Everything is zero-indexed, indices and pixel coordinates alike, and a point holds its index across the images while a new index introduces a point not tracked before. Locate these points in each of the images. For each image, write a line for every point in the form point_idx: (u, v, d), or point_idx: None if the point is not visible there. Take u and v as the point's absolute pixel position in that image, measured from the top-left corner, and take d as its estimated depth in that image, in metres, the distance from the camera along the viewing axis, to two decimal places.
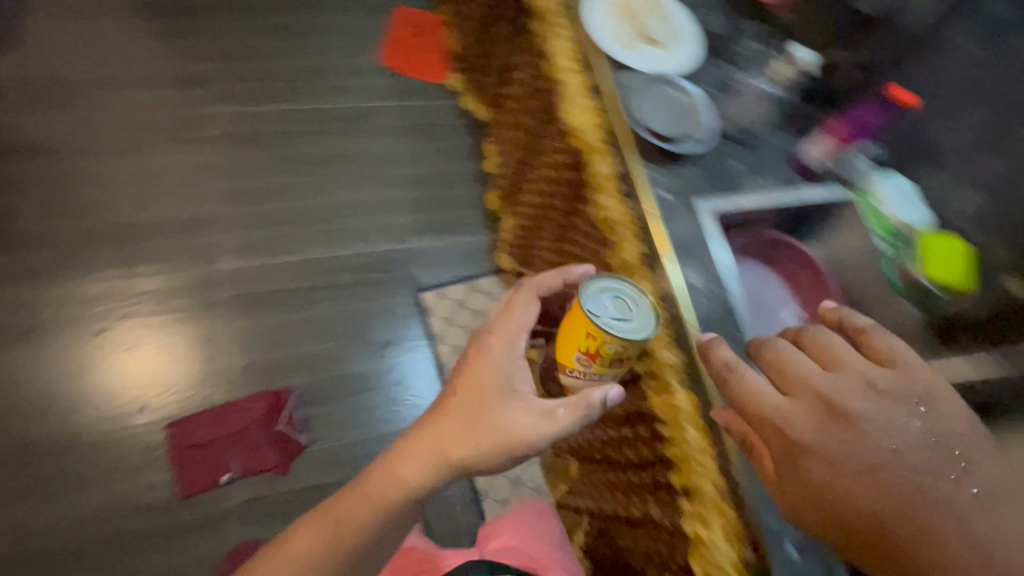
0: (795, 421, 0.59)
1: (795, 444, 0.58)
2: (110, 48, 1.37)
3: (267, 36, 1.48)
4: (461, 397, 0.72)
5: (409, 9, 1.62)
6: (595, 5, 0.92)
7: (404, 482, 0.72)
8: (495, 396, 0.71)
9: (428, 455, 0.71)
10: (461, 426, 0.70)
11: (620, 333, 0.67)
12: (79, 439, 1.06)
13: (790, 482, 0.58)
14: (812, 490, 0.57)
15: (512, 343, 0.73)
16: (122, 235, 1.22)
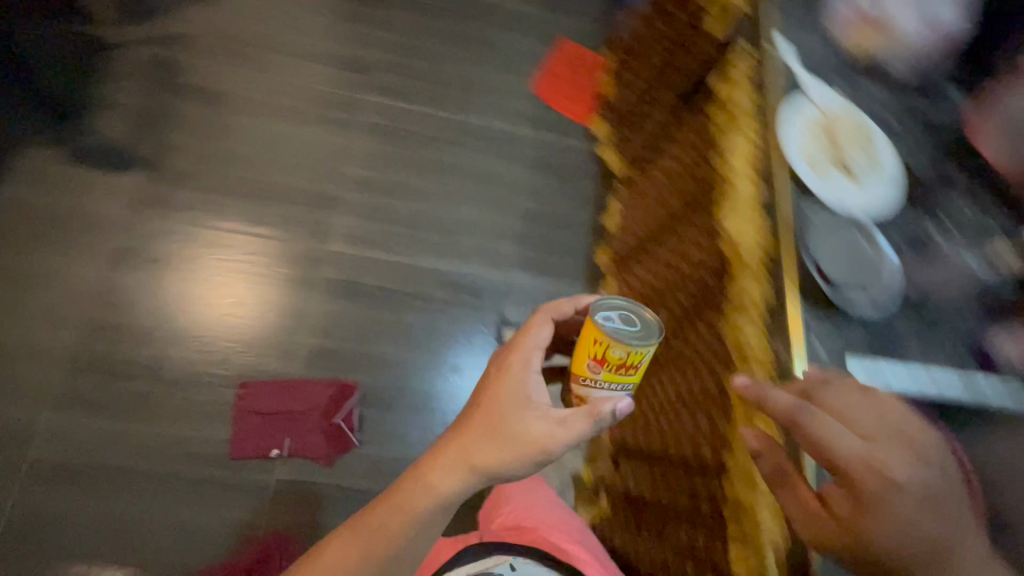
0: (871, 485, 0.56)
1: (868, 481, 0.55)
2: (302, 25, 1.58)
3: (439, 54, 1.65)
4: (482, 408, 0.73)
5: (575, 45, 1.76)
6: (793, 117, 0.83)
7: (434, 488, 0.71)
8: (515, 404, 0.72)
9: (457, 464, 0.71)
10: (483, 434, 0.71)
11: (629, 340, 0.69)
12: (169, 370, 1.22)
13: (861, 514, 0.55)
14: (877, 515, 0.55)
15: (529, 359, 0.76)
16: (272, 193, 1.41)
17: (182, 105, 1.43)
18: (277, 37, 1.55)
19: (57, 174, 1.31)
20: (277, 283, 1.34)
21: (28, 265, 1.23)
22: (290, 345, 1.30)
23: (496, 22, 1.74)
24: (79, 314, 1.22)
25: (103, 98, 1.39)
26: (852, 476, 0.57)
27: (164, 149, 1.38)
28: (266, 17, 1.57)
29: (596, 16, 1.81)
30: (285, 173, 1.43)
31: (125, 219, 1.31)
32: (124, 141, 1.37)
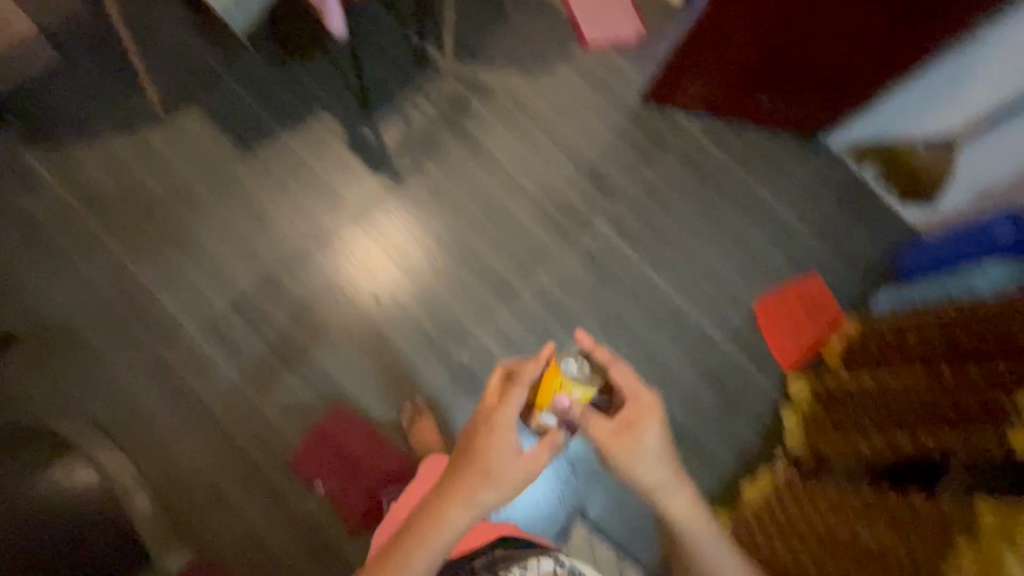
0: (645, 415, 0.86)
1: (641, 405, 0.87)
2: (585, 130, 1.63)
3: (683, 221, 1.61)
4: (478, 457, 0.79)
5: (823, 284, 1.62)
6: None
7: (438, 532, 0.76)
8: (505, 454, 0.79)
9: (462, 502, 0.77)
10: (481, 482, 0.78)
11: (585, 388, 0.85)
12: (296, 354, 1.29)
13: (641, 425, 0.86)
14: (649, 431, 0.86)
15: (511, 421, 0.81)
16: (470, 257, 1.45)
17: (452, 142, 1.52)
18: (560, 128, 1.61)
19: (330, 144, 1.45)
20: (421, 335, 1.36)
21: (262, 203, 1.36)
22: (395, 399, 1.31)
23: (757, 221, 1.65)
24: (268, 266, 1.32)
25: (401, 104, 1.52)
26: (636, 404, 0.86)
27: (414, 170, 1.49)
28: (562, 107, 1.63)
29: (859, 271, 1.65)
30: (491, 246, 1.47)
31: (352, 210, 1.42)
32: (392, 147, 1.49)
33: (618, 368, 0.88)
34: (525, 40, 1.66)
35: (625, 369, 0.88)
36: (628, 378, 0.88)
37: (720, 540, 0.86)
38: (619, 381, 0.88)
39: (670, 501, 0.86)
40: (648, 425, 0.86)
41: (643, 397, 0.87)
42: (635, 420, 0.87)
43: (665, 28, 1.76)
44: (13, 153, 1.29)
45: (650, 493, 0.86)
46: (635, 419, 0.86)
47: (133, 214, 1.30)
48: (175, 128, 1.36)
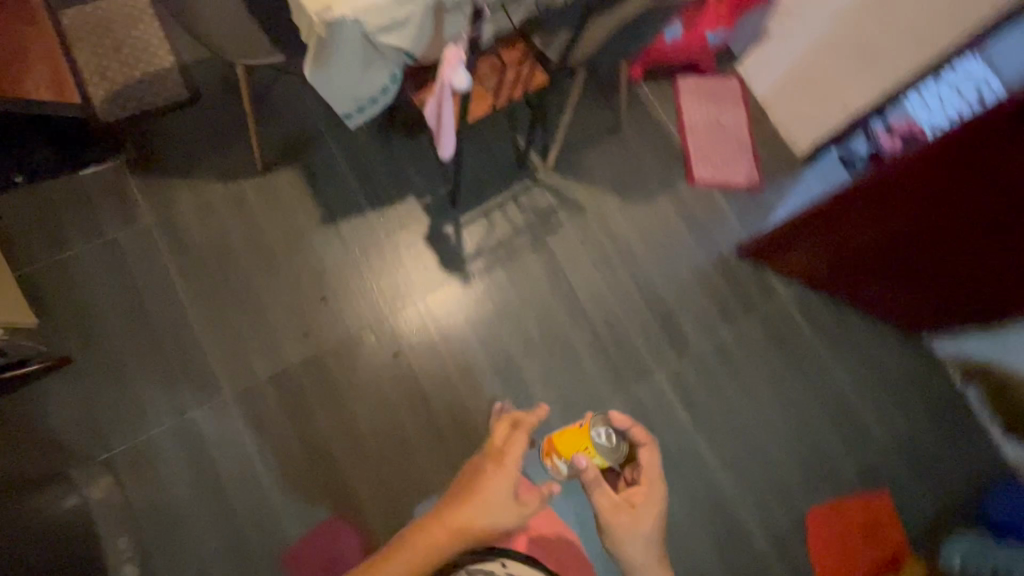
0: (650, 498, 0.89)
1: (649, 487, 0.90)
2: (670, 272, 1.53)
3: (751, 394, 1.48)
4: (481, 490, 0.81)
5: (891, 509, 1.44)
6: None
7: (429, 549, 0.76)
8: (506, 489, 0.81)
9: (457, 526, 0.78)
10: (478, 510, 0.79)
11: (607, 458, 1.01)
12: (318, 444, 1.25)
13: (640, 506, 0.88)
14: (646, 514, 0.88)
15: (519, 454, 0.84)
16: (515, 382, 1.38)
17: (530, 255, 1.47)
18: (644, 265, 1.53)
19: (410, 231, 1.43)
20: (445, 455, 1.30)
21: (329, 278, 1.35)
22: (402, 518, 1.24)
23: (832, 416, 1.49)
24: (318, 344, 1.31)
25: (490, 205, 1.48)
26: (646, 488, 0.90)
27: (484, 276, 1.44)
28: (652, 242, 1.55)
29: (939, 505, 1.46)
30: (539, 376, 1.40)
31: (412, 305, 1.39)
32: (469, 248, 1.45)
33: (647, 449, 0.94)
34: (632, 164, 1.59)
35: (648, 453, 0.94)
36: (651, 461, 0.93)
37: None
38: (642, 461, 0.93)
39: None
40: (651, 512, 0.88)
41: (654, 476, 0.91)
42: (639, 500, 0.89)
43: (780, 184, 1.66)
44: (118, 174, 1.32)
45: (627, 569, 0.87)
46: (639, 501, 0.89)
47: (207, 261, 1.30)
48: (270, 185, 1.38)
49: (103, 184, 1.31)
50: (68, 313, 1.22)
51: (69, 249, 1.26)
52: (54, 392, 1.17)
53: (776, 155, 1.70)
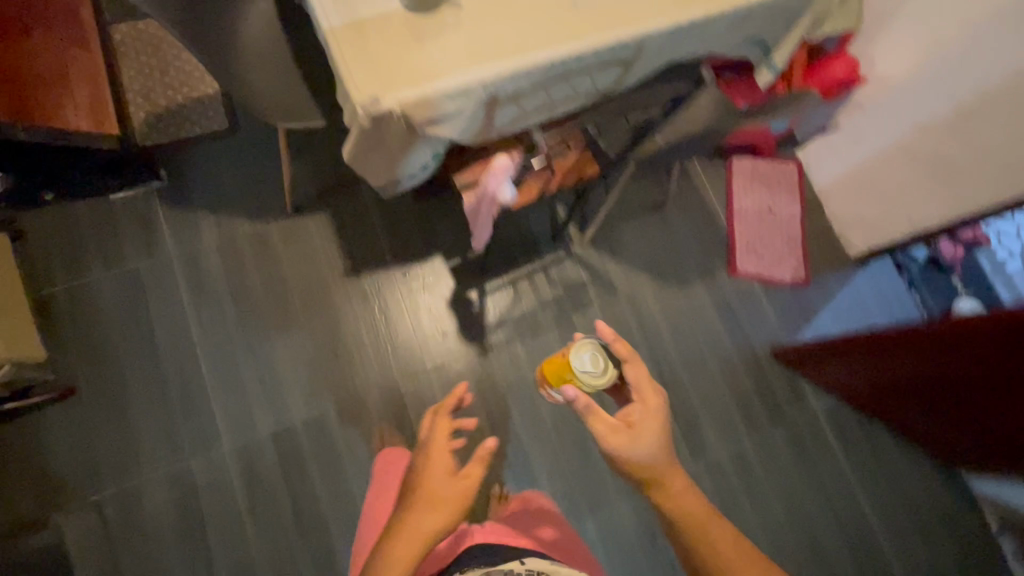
0: (647, 408, 0.80)
1: (644, 398, 0.81)
2: (697, 368, 1.46)
3: (767, 511, 1.40)
4: (433, 455, 0.92)
5: None
6: None
7: (413, 515, 0.84)
8: (446, 475, 0.89)
9: (427, 491, 0.87)
10: (433, 467, 0.90)
11: (593, 383, 0.86)
12: (309, 511, 1.21)
13: (636, 421, 0.80)
14: (644, 430, 0.79)
15: (447, 448, 0.92)
16: (519, 466, 1.33)
17: (552, 331, 1.41)
18: (670, 356, 1.45)
19: (433, 294, 1.38)
20: None
21: (344, 335, 1.31)
22: None
23: (851, 546, 1.40)
24: (323, 403, 1.27)
25: (519, 274, 1.42)
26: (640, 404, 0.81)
27: (503, 351, 1.38)
28: (682, 332, 1.47)
29: None
30: (544, 465, 1.34)
31: (425, 371, 1.33)
32: (491, 318, 1.39)
33: (635, 365, 0.83)
34: (672, 246, 1.51)
35: (637, 366, 0.83)
36: (644, 377, 0.83)
37: (714, 526, 0.73)
38: (630, 379, 0.83)
39: (665, 490, 0.76)
40: (652, 427, 0.79)
41: (645, 382, 0.82)
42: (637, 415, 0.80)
43: (825, 286, 1.57)
44: (147, 203, 1.30)
45: (647, 488, 0.77)
46: (636, 419, 0.80)
47: (224, 303, 1.28)
48: (297, 230, 1.34)
49: (132, 212, 1.29)
50: (78, 342, 1.20)
51: (88, 275, 1.24)
52: (54, 423, 1.16)
53: (825, 252, 1.60)
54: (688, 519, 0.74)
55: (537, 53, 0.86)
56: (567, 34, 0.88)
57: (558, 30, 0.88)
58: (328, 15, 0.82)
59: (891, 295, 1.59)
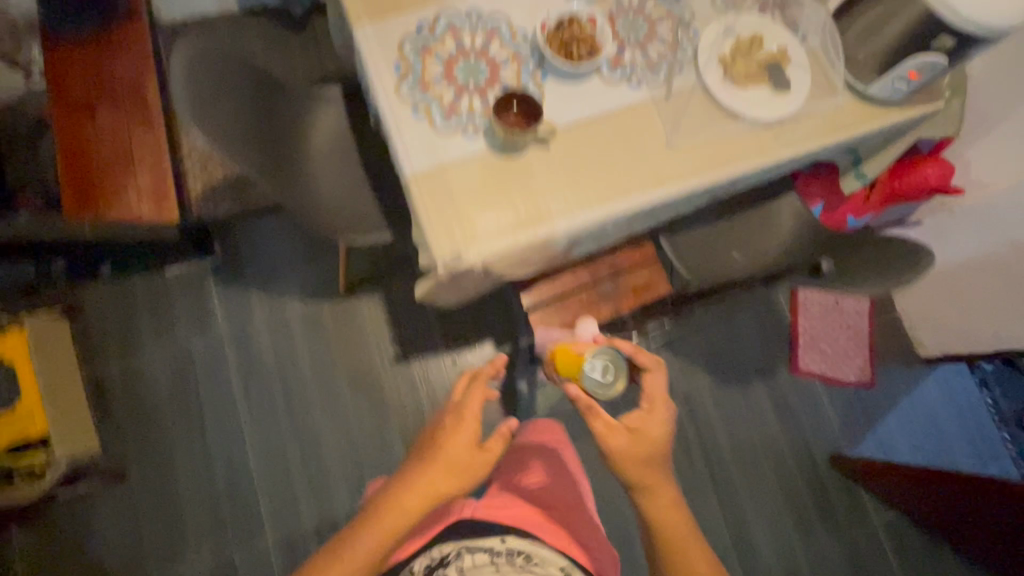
0: (654, 418, 0.77)
1: (655, 407, 0.78)
2: (752, 472, 1.39)
3: None
4: (467, 417, 0.74)
5: None
6: None
7: (419, 484, 0.69)
8: (469, 443, 0.72)
9: (438, 458, 0.71)
10: (457, 431, 0.73)
11: (599, 393, 0.86)
12: None
13: (641, 433, 0.75)
14: (650, 445, 0.75)
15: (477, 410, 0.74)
16: None
17: None
18: (723, 457, 1.39)
19: None
20: None
21: (390, 423, 1.29)
22: None
23: None
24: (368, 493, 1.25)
25: None
26: (644, 413, 0.77)
27: None
28: (737, 434, 1.41)
29: None
30: None
31: None
32: (540, 410, 1.34)
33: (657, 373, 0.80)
34: (730, 339, 1.45)
35: (655, 376, 0.80)
36: (661, 388, 0.79)
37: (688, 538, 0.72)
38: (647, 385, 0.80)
39: (651, 499, 0.73)
40: (655, 430, 0.76)
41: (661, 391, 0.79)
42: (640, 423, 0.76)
43: (891, 387, 1.49)
44: (201, 279, 1.28)
45: (631, 489, 0.75)
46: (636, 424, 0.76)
47: (274, 386, 1.27)
48: (349, 313, 1.32)
49: (185, 288, 1.27)
50: (130, 425, 1.20)
51: (141, 354, 1.24)
52: (104, 508, 1.15)
53: (891, 351, 1.52)
54: (669, 531, 0.72)
55: (625, 198, 0.80)
56: (658, 174, 0.82)
57: (649, 170, 0.82)
58: (412, 158, 0.78)
59: (958, 402, 1.51)
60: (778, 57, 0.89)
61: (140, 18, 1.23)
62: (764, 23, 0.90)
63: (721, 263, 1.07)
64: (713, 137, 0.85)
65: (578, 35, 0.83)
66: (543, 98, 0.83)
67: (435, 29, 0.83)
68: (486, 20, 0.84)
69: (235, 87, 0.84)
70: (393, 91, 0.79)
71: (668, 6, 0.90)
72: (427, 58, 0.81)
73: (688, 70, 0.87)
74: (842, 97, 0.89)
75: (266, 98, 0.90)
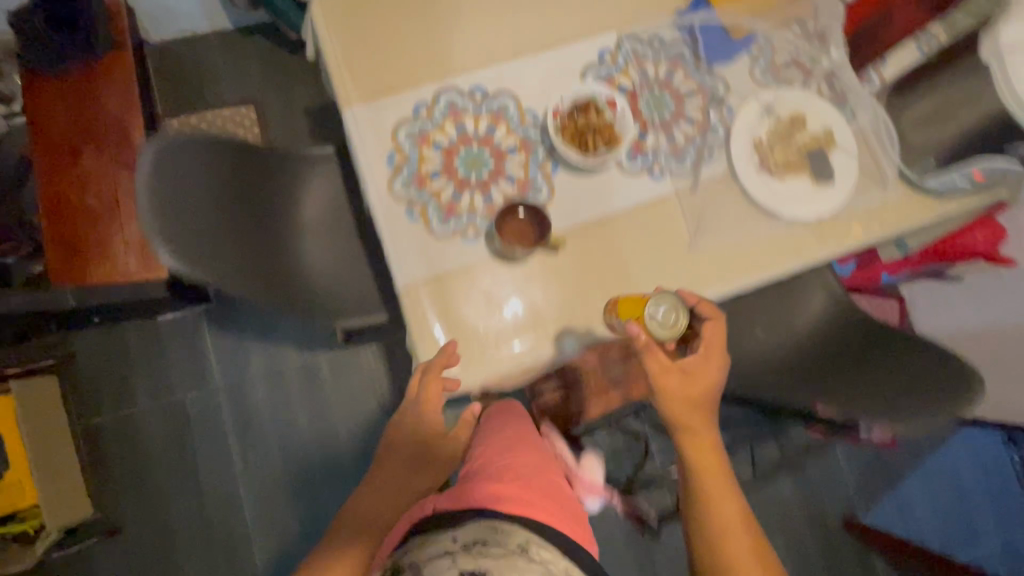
0: (710, 364, 0.68)
1: (714, 353, 0.68)
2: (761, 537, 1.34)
3: None
4: (432, 402, 0.72)
5: None
6: None
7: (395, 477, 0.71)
8: (433, 429, 0.75)
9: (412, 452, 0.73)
10: (421, 423, 0.75)
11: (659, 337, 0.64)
12: None
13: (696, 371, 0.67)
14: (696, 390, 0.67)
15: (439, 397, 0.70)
16: None
17: None
18: None
19: None
20: None
21: None
22: None
23: None
24: None
25: None
26: (699, 359, 0.68)
27: None
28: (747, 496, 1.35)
29: None
30: None
31: None
32: None
33: (717, 324, 0.68)
34: None
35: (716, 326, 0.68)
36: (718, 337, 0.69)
37: (734, 512, 0.65)
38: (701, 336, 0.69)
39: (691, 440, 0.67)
40: (706, 375, 0.68)
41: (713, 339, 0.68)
42: (693, 369, 0.67)
43: (915, 448, 1.42)
44: (195, 326, 1.24)
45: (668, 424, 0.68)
46: (691, 369, 0.67)
47: (271, 440, 1.24)
48: (347, 364, 1.27)
49: (179, 335, 1.23)
50: (124, 477, 1.17)
51: (135, 405, 1.20)
52: (102, 562, 1.15)
53: None
54: (703, 474, 0.66)
55: None
56: (678, 281, 0.74)
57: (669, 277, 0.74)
58: (404, 267, 0.70)
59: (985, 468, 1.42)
60: (821, 141, 0.78)
61: (126, 51, 1.14)
62: (809, 99, 0.79)
63: (740, 348, 0.99)
64: (743, 237, 0.76)
65: (594, 125, 0.74)
66: (553, 195, 0.74)
67: (434, 111, 0.74)
68: (492, 100, 0.75)
69: (204, 175, 0.72)
70: (385, 189, 0.71)
71: (699, 78, 0.79)
72: (424, 147, 0.73)
73: (718, 156, 0.78)
74: (892, 187, 0.79)
75: (241, 177, 0.79)
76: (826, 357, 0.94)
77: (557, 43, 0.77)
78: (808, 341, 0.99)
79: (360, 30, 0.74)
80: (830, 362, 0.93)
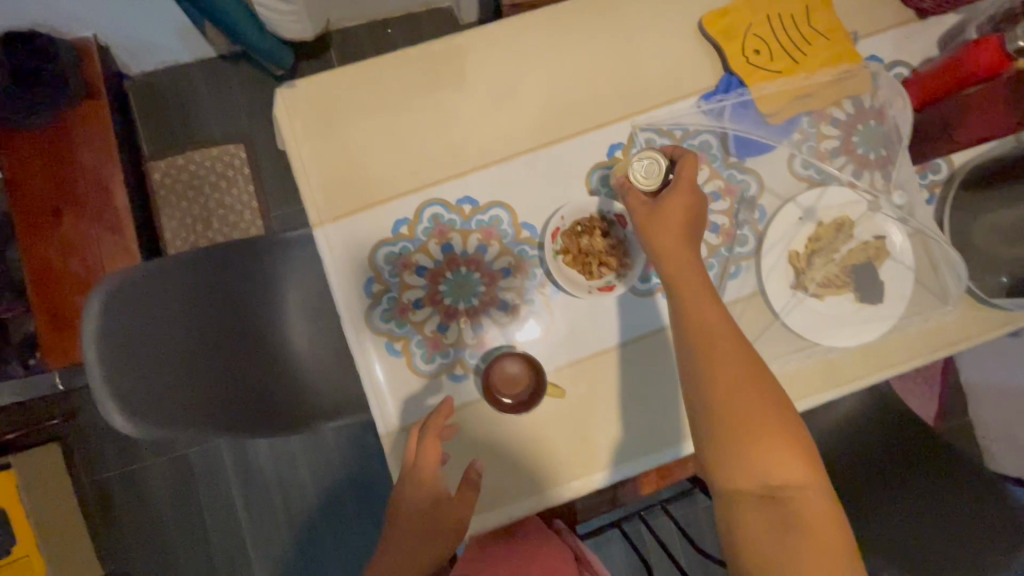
0: (689, 196, 0.56)
1: (684, 186, 0.56)
2: None
3: None
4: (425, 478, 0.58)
5: None
6: None
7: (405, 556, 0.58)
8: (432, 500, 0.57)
9: (416, 522, 0.58)
10: (420, 489, 0.58)
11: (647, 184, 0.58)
12: None
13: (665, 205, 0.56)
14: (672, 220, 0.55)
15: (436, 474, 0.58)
16: None
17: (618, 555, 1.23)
18: None
19: None
20: None
21: None
22: None
23: None
24: None
25: None
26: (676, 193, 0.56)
27: None
28: None
29: None
30: None
31: None
32: None
33: (691, 158, 0.57)
34: None
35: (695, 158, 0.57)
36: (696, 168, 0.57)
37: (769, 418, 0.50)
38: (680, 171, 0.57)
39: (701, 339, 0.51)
40: (682, 203, 0.56)
41: (693, 170, 0.57)
42: (671, 203, 0.56)
43: None
44: None
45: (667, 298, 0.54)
46: (669, 206, 0.56)
47: (274, 494, 1.22)
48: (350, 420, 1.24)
49: None
50: (133, 533, 1.18)
51: (139, 463, 1.20)
52: None
53: None
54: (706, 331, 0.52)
55: (650, 459, 0.63)
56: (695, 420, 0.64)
57: (687, 416, 0.64)
58: (386, 412, 0.63)
59: None
60: (871, 251, 0.67)
61: (101, 98, 1.07)
62: (859, 200, 0.67)
63: None
64: (775, 372, 0.65)
65: (600, 247, 0.64)
66: (554, 320, 0.65)
67: (417, 229, 0.64)
68: (483, 213, 0.65)
69: (168, 309, 0.66)
70: (364, 323, 0.63)
71: (727, 175, 0.67)
72: (406, 272, 0.64)
73: (746, 271, 0.67)
74: (954, 307, 0.67)
75: (214, 288, 0.73)
76: (871, 482, 0.83)
77: (560, 136, 0.66)
78: (838, 443, 0.90)
79: (332, 132, 0.65)
80: (877, 493, 0.81)
